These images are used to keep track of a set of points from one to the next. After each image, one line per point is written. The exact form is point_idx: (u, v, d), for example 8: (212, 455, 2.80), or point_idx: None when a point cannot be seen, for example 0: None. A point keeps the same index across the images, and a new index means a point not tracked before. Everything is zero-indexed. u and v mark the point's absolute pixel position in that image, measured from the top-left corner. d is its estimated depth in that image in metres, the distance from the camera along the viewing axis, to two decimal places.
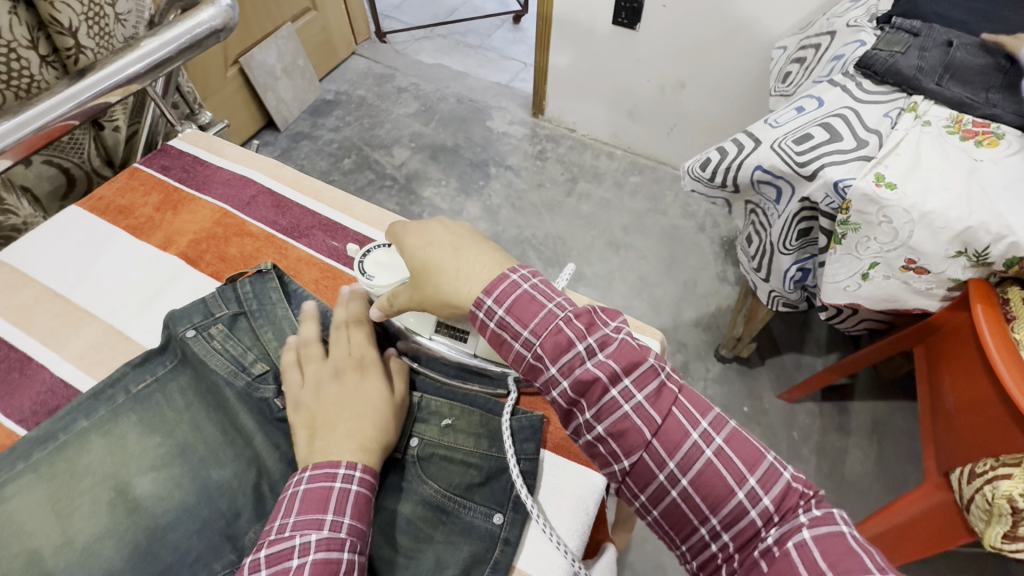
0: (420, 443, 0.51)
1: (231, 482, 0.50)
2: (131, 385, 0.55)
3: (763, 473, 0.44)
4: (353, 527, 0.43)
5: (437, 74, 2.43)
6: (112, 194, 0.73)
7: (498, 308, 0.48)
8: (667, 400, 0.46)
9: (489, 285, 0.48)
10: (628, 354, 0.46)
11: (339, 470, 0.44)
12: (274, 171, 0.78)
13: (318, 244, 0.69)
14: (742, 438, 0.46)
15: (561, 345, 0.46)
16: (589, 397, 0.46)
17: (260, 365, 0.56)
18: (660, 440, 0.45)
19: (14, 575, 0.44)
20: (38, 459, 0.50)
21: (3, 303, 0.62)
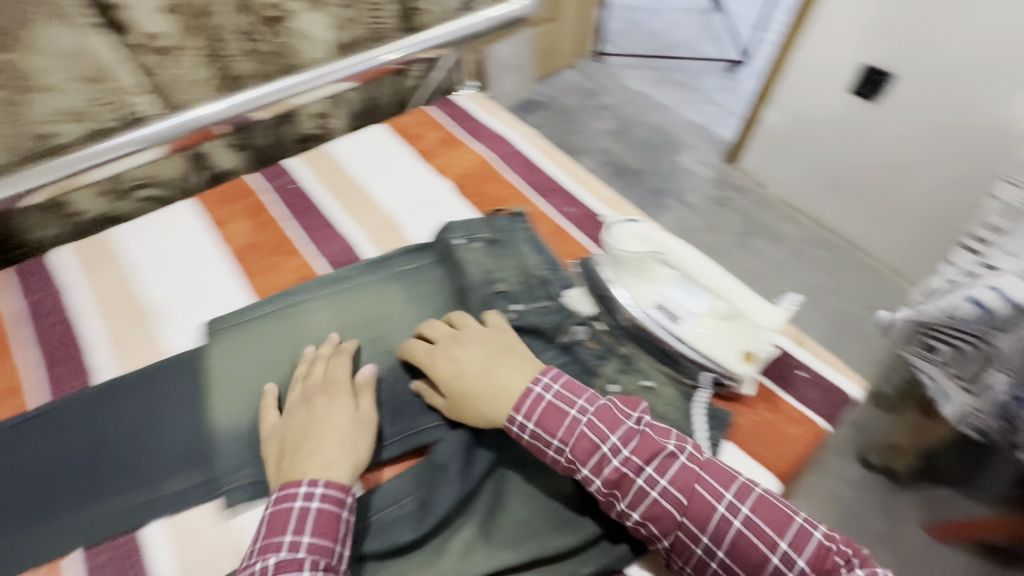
0: (620, 391, 0.57)
1: None
2: (402, 264, 0.70)
3: (793, 535, 0.46)
4: (313, 544, 0.46)
5: (640, 101, 2.53)
6: (410, 124, 0.92)
7: (528, 422, 0.50)
8: (690, 479, 0.48)
9: (518, 401, 0.51)
10: (647, 444, 0.49)
11: (300, 490, 0.47)
12: (531, 138, 0.90)
13: (555, 205, 0.80)
14: (768, 504, 0.47)
15: (588, 448, 0.49)
16: (621, 488, 0.48)
17: (503, 282, 0.67)
18: (690, 518, 0.47)
19: (308, 364, 0.60)
20: (333, 291, 0.66)
21: (326, 177, 0.82)
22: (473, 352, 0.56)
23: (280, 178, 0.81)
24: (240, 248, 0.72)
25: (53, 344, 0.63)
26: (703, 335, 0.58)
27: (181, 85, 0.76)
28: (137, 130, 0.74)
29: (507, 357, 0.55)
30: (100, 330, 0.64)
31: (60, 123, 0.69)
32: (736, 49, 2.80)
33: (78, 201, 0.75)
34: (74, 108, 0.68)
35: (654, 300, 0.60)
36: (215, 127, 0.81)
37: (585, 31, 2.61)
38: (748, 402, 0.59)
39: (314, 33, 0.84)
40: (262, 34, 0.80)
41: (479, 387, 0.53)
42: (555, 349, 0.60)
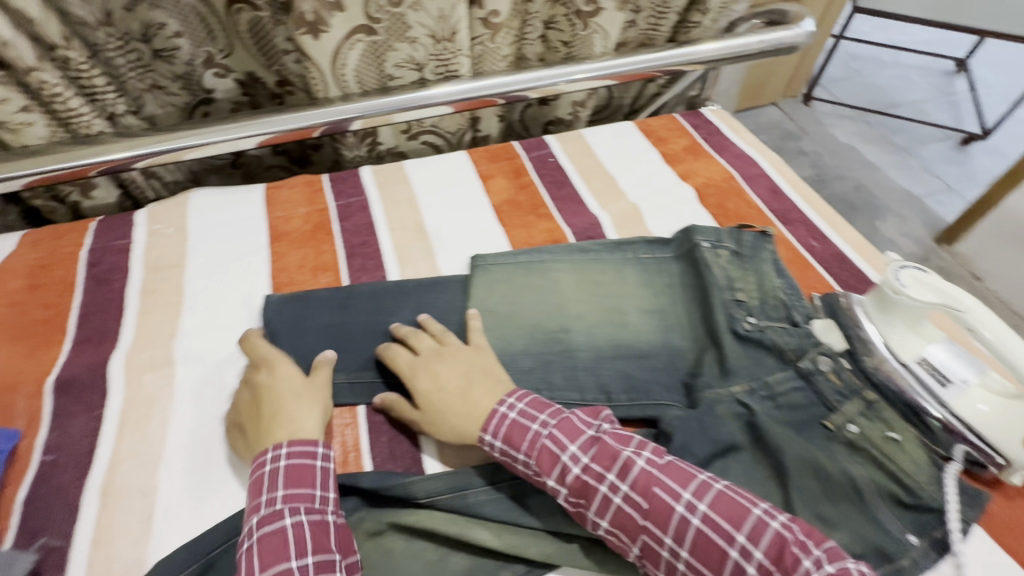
0: (859, 432, 0.55)
1: (682, 354, 0.65)
2: (640, 251, 0.74)
3: (749, 526, 0.44)
4: (326, 497, 0.48)
5: (845, 154, 2.34)
6: (658, 126, 0.96)
7: (495, 440, 0.53)
8: (648, 484, 0.48)
9: (484, 421, 0.54)
10: (606, 450, 0.50)
11: (316, 451, 0.50)
12: (777, 166, 0.90)
13: (798, 236, 0.79)
14: (729, 497, 0.46)
15: (551, 456, 0.50)
16: (586, 496, 0.49)
17: (743, 293, 0.68)
18: (653, 521, 0.47)
19: (548, 316, 0.67)
20: (578, 259, 0.73)
21: (578, 159, 0.89)
22: (454, 369, 0.58)
23: (539, 150, 0.90)
24: (500, 203, 0.81)
25: (354, 240, 0.75)
26: (980, 410, 0.55)
27: (487, 57, 0.86)
28: (448, 87, 0.83)
29: (484, 376, 0.57)
30: (388, 240, 0.76)
31: (400, 70, 0.81)
32: (976, 120, 2.47)
33: (382, 134, 0.90)
34: (416, 59, 0.80)
35: (919, 355, 0.58)
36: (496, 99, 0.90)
37: (802, 71, 2.47)
38: (1008, 494, 0.56)
39: (607, 30, 0.90)
40: (560, 23, 0.90)
41: (455, 411, 0.55)
42: (791, 372, 0.61)
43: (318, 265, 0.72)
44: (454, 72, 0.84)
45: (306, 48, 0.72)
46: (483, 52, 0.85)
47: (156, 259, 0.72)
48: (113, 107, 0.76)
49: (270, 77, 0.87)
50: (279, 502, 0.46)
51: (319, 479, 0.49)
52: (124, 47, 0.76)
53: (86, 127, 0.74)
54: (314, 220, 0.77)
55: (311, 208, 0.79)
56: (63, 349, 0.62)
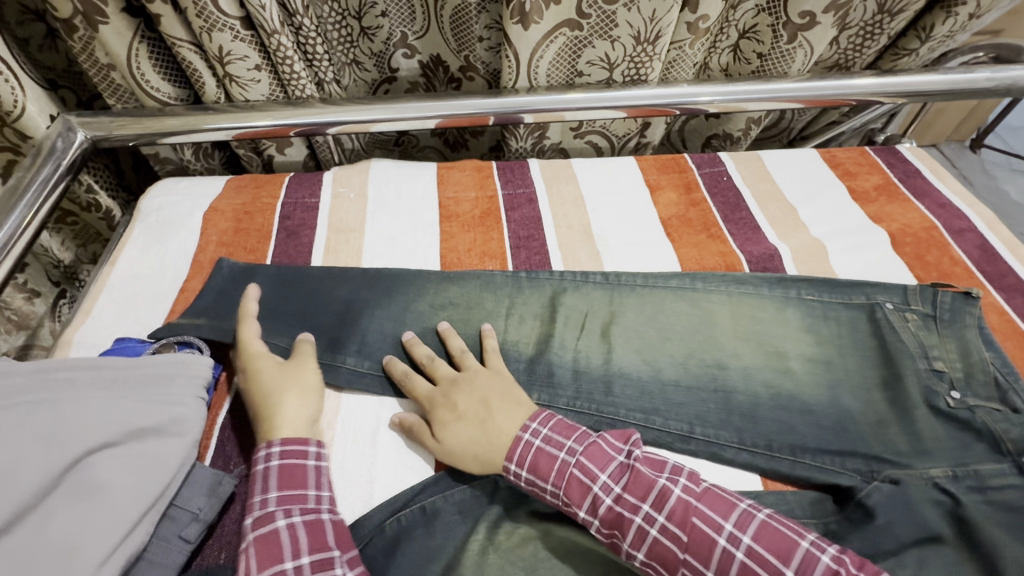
0: None
1: (862, 414, 0.58)
2: (814, 293, 0.67)
3: (802, 559, 0.43)
4: (333, 497, 0.50)
5: (1016, 214, 2.05)
6: (845, 159, 0.88)
7: (518, 467, 0.51)
8: (685, 513, 0.46)
9: (509, 449, 0.51)
10: (641, 481, 0.48)
11: (309, 450, 0.51)
12: (990, 222, 0.79)
13: (1016, 306, 0.68)
14: (773, 528, 0.45)
15: (581, 485, 0.49)
16: (622, 528, 0.48)
17: (944, 363, 0.60)
18: (694, 555, 0.45)
19: (712, 347, 0.63)
20: (744, 292, 0.68)
21: (753, 183, 0.84)
22: (474, 394, 0.55)
23: (712, 167, 0.85)
24: (670, 216, 0.78)
25: (519, 232, 0.75)
26: None
27: (677, 63, 0.83)
28: (632, 91, 0.81)
29: (507, 404, 0.55)
30: (553, 236, 0.75)
31: (590, 67, 0.81)
32: None
33: (551, 129, 0.90)
34: (609, 58, 0.79)
35: None
36: (671, 110, 0.84)
37: (978, 114, 2.19)
38: None
39: (813, 47, 0.84)
40: (763, 33, 0.84)
41: (480, 440, 0.53)
42: (1008, 466, 0.52)
43: (485, 251, 0.73)
44: (641, 76, 0.82)
45: (511, 37, 0.73)
46: (676, 58, 0.82)
47: (339, 221, 0.76)
48: (323, 74, 0.82)
49: (455, 63, 0.89)
50: (272, 504, 0.48)
51: (314, 478, 0.50)
52: (340, 22, 0.81)
53: (297, 89, 0.80)
54: (482, 206, 0.78)
55: (480, 192, 0.80)
56: None
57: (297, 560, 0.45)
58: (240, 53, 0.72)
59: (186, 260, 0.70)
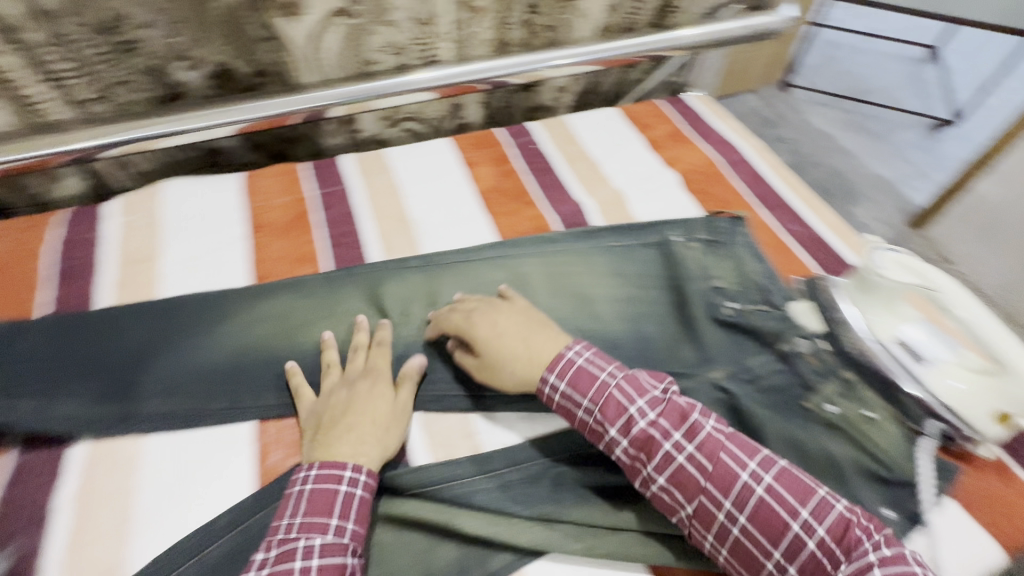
0: (837, 413, 0.56)
1: (660, 340, 0.64)
2: (615, 240, 0.74)
3: (815, 504, 0.45)
4: (354, 531, 0.47)
5: (821, 142, 2.38)
6: (641, 113, 0.96)
7: (559, 381, 0.54)
8: (715, 447, 0.49)
9: (553, 361, 0.55)
10: (672, 411, 0.51)
11: (345, 472, 0.49)
12: (758, 151, 0.90)
13: (780, 221, 0.80)
14: (792, 474, 0.47)
15: (615, 406, 0.52)
16: (648, 453, 0.50)
17: (723, 281, 0.69)
18: (714, 483, 0.47)
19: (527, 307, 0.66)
20: (554, 251, 0.72)
21: (562, 146, 0.89)
22: (498, 322, 0.59)
23: (523, 137, 0.89)
24: (485, 190, 0.80)
25: (335, 231, 0.74)
26: (958, 389, 0.54)
27: (469, 42, 0.85)
28: (427, 73, 0.82)
29: (541, 326, 0.60)
30: (371, 229, 0.75)
31: (380, 54, 0.80)
32: (947, 107, 2.54)
33: (363, 120, 0.89)
34: (396, 42, 0.79)
35: (895, 336, 0.59)
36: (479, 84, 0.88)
37: (781, 58, 2.49)
38: (979, 465, 0.56)
39: (590, 16, 0.89)
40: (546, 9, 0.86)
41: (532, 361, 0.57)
42: (771, 356, 0.62)
43: (300, 256, 0.71)
44: (433, 57, 0.84)
45: (281, 30, 0.73)
46: (465, 37, 0.84)
47: (129, 253, 0.69)
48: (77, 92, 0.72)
49: (244, 68, 0.78)
50: (296, 529, 0.46)
51: (343, 507, 0.48)
52: (95, 40, 0.68)
53: (45, 111, 0.72)
54: (295, 210, 0.76)
55: (291, 197, 0.78)
56: None
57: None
58: None
59: None
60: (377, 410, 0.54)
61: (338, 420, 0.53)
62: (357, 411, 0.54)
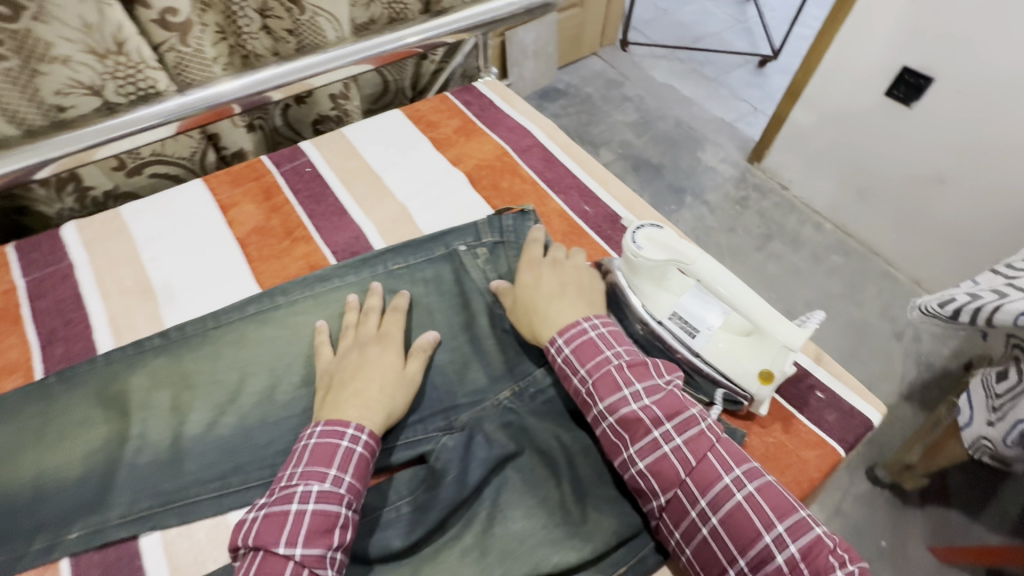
0: None
1: (445, 367, 0.59)
2: (392, 263, 0.66)
3: (793, 521, 0.43)
4: (352, 484, 0.47)
5: (664, 94, 2.46)
6: (426, 111, 0.89)
7: (301, 462, 0.47)
8: (703, 446, 0.47)
9: (335, 419, 0.49)
10: (672, 403, 0.49)
11: (348, 431, 0.49)
12: (549, 132, 0.87)
13: (572, 203, 0.77)
14: (775, 490, 0.45)
15: (611, 384, 0.50)
16: (633, 434, 0.48)
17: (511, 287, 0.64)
18: (694, 478, 0.46)
19: (294, 366, 0.58)
20: (322, 292, 0.63)
21: (338, 164, 0.80)
22: (561, 275, 0.58)
23: (293, 161, 0.79)
24: (247, 233, 0.70)
25: (51, 323, 0.61)
26: (722, 349, 0.55)
27: (192, 63, 0.71)
28: (142, 109, 0.68)
29: (560, 296, 0.56)
30: (100, 311, 0.62)
31: (68, 97, 0.65)
32: (768, 43, 2.71)
33: (86, 175, 0.74)
34: (82, 79, 0.64)
35: (671, 309, 0.57)
36: (234, 107, 0.75)
37: (613, 18, 2.52)
38: (763, 422, 0.56)
39: (334, 13, 0.79)
40: (276, 10, 0.76)
41: (535, 308, 0.56)
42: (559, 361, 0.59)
43: (2, 367, 0.58)
44: (149, 88, 0.70)
45: None
46: (183, 59, 0.70)
47: None
48: None
49: None
50: (296, 477, 0.46)
51: (343, 462, 0.47)
52: None
53: None
54: None
55: None
56: None
57: (294, 545, 0.42)
58: None
59: None
60: (386, 372, 0.54)
61: (345, 384, 0.53)
62: (367, 375, 0.53)
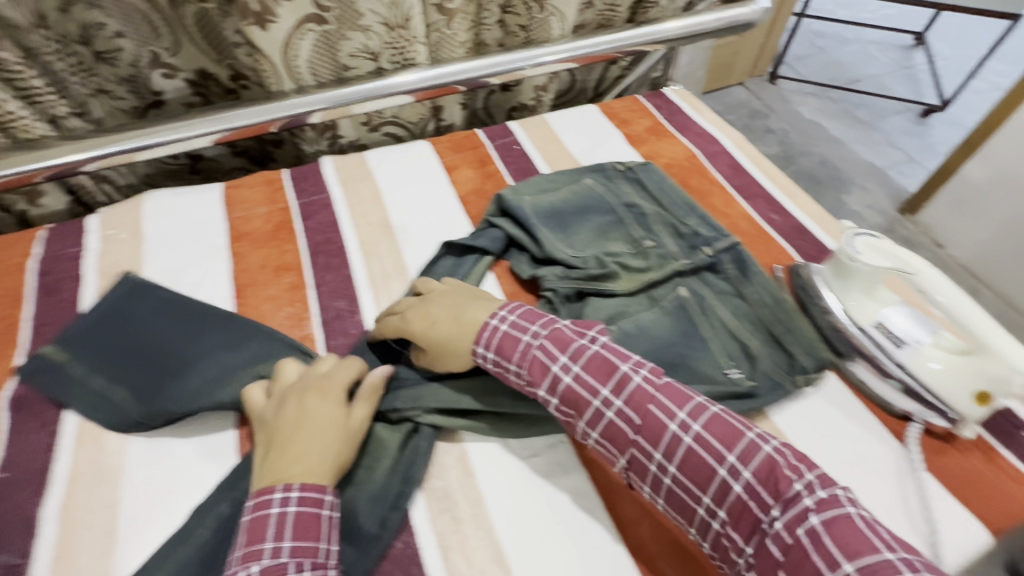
0: (762, 339, 0.64)
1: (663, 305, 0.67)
2: (629, 213, 0.76)
3: (742, 447, 0.45)
4: (296, 546, 0.43)
5: (811, 132, 2.37)
6: (619, 109, 0.96)
7: (235, 556, 0.44)
8: (644, 399, 0.49)
9: (261, 487, 0.46)
10: (599, 365, 0.51)
11: (275, 495, 0.46)
12: (738, 142, 0.91)
13: (760, 210, 0.80)
14: (723, 419, 0.47)
15: (542, 366, 0.52)
16: (578, 410, 0.50)
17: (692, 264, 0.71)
18: (644, 434, 0.48)
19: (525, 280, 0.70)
20: (563, 204, 0.76)
21: (543, 146, 0.89)
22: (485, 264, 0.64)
23: (504, 138, 0.90)
24: (467, 194, 0.81)
25: (314, 239, 0.74)
26: (932, 367, 0.57)
27: (445, 45, 0.85)
28: (402, 78, 0.82)
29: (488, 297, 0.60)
30: (352, 236, 0.75)
31: (354, 60, 0.79)
32: (935, 92, 2.53)
33: (341, 126, 0.89)
34: (370, 48, 0.78)
35: (875, 319, 0.61)
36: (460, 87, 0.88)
37: (768, 49, 2.48)
38: (962, 448, 0.56)
39: (564, 13, 0.89)
40: (517, 7, 0.88)
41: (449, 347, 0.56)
42: (709, 308, 0.67)
43: (281, 264, 0.71)
44: (410, 60, 0.83)
45: (256, 41, 0.71)
46: (441, 39, 0.84)
47: (110, 265, 0.70)
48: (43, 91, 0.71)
49: (222, 74, 0.83)
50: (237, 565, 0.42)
51: (277, 528, 0.44)
52: (63, 50, 0.71)
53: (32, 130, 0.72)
54: (275, 218, 0.76)
55: (271, 207, 0.78)
56: (16, 362, 0.60)
57: (236, 553, 0.44)
58: None
59: None
60: (327, 419, 0.51)
61: (292, 438, 0.49)
62: (310, 430, 0.50)
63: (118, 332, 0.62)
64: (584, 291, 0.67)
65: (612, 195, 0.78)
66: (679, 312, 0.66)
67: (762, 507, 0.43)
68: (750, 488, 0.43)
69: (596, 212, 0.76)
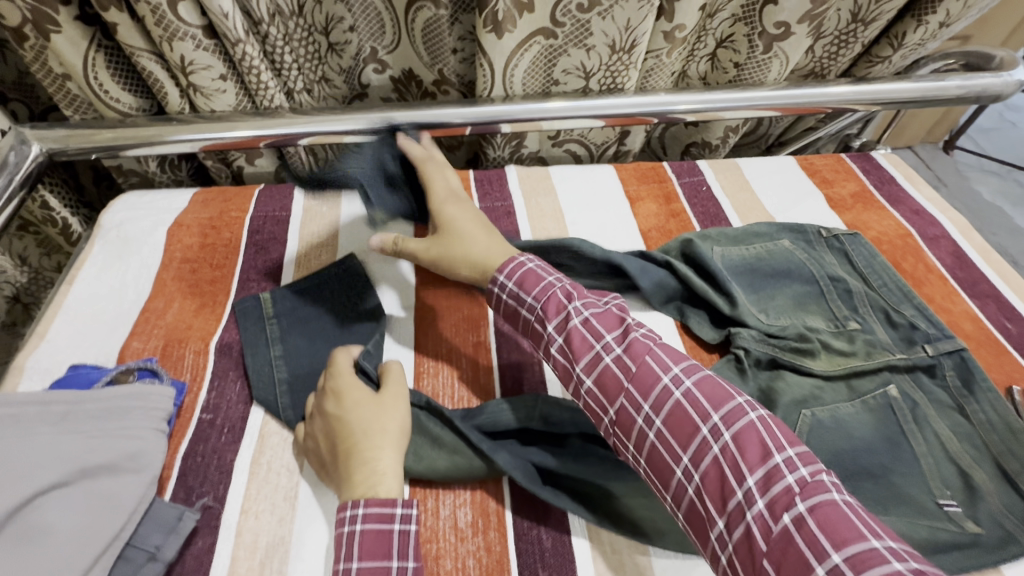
0: (992, 471, 0.55)
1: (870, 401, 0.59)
2: (831, 286, 0.69)
3: (727, 411, 0.43)
4: (364, 567, 0.43)
5: (988, 217, 2.08)
6: (821, 167, 0.88)
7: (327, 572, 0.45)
8: (641, 351, 0.48)
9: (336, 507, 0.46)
10: (608, 319, 0.52)
11: (345, 513, 0.45)
12: (962, 229, 0.80)
13: (989, 314, 0.69)
14: (713, 382, 0.46)
15: (557, 308, 0.54)
16: (575, 352, 0.50)
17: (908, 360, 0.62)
18: (635, 384, 0.47)
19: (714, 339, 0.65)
20: (757, 261, 0.71)
21: (733, 193, 0.83)
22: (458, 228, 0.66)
23: (692, 176, 0.85)
24: (649, 230, 0.78)
25: None
26: None
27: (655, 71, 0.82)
28: (609, 99, 0.79)
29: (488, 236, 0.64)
30: None
31: (566, 76, 0.80)
32: None
33: (528, 138, 0.89)
34: (585, 66, 0.78)
35: None
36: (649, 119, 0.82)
37: (948, 118, 2.21)
38: None
39: (788, 56, 0.83)
40: (738, 43, 0.83)
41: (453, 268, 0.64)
42: (927, 419, 0.58)
43: None
44: (619, 83, 0.81)
45: (486, 47, 0.72)
46: (654, 65, 0.81)
47: (310, 234, 0.74)
48: (282, 63, 0.76)
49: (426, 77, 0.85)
50: None
51: (349, 547, 0.44)
52: (307, 38, 0.77)
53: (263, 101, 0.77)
54: None
55: None
56: (225, 310, 0.64)
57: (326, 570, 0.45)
58: (204, 62, 0.70)
59: (148, 278, 0.67)
60: (359, 420, 0.50)
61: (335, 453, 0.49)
62: (349, 432, 0.50)
63: (306, 305, 0.64)
64: (778, 361, 0.62)
65: (814, 263, 0.71)
66: (885, 411, 0.58)
67: (737, 479, 0.41)
68: (737, 467, 0.41)
69: (794, 278, 0.70)
